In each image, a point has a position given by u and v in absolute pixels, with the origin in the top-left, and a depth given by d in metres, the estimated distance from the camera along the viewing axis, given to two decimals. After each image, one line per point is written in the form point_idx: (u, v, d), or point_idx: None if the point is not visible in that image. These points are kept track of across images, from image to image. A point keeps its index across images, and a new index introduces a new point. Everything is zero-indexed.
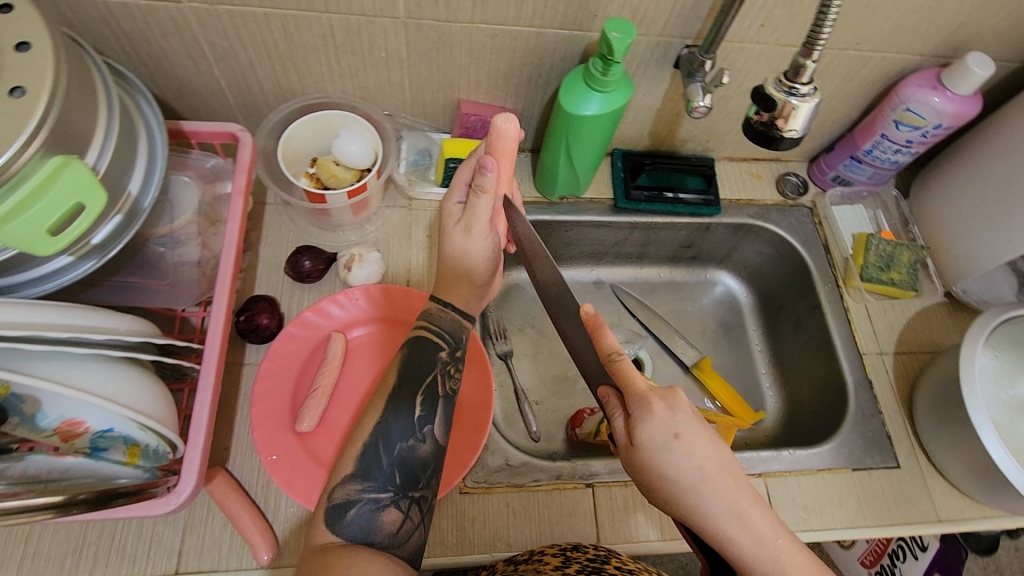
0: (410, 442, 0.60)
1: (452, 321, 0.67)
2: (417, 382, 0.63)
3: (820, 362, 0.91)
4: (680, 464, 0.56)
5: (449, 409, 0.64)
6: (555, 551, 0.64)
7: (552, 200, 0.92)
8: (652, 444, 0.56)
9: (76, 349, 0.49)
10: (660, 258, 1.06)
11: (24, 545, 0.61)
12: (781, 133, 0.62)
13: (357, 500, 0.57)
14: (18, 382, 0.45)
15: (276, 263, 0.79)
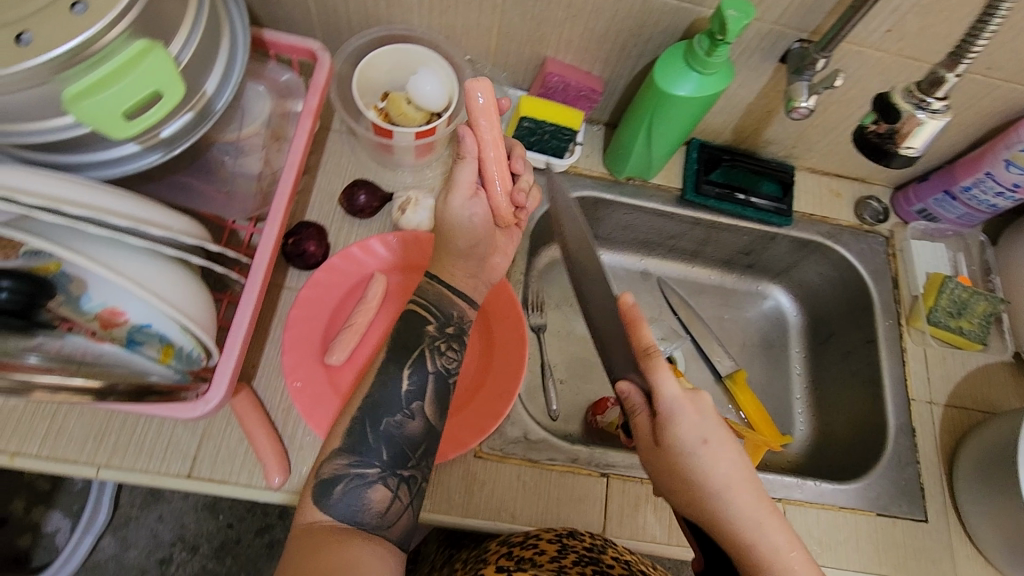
0: (397, 418, 0.59)
1: (435, 293, 0.65)
2: (404, 355, 0.61)
3: (862, 398, 0.87)
4: (708, 469, 0.55)
5: (439, 386, 0.61)
6: (552, 536, 0.63)
7: (618, 179, 0.88)
8: (681, 446, 0.55)
9: (132, 240, 0.48)
10: (714, 259, 1.01)
11: (49, 422, 0.63)
12: (896, 149, 0.57)
13: (343, 475, 0.56)
14: (75, 262, 0.45)
15: (330, 191, 0.77)
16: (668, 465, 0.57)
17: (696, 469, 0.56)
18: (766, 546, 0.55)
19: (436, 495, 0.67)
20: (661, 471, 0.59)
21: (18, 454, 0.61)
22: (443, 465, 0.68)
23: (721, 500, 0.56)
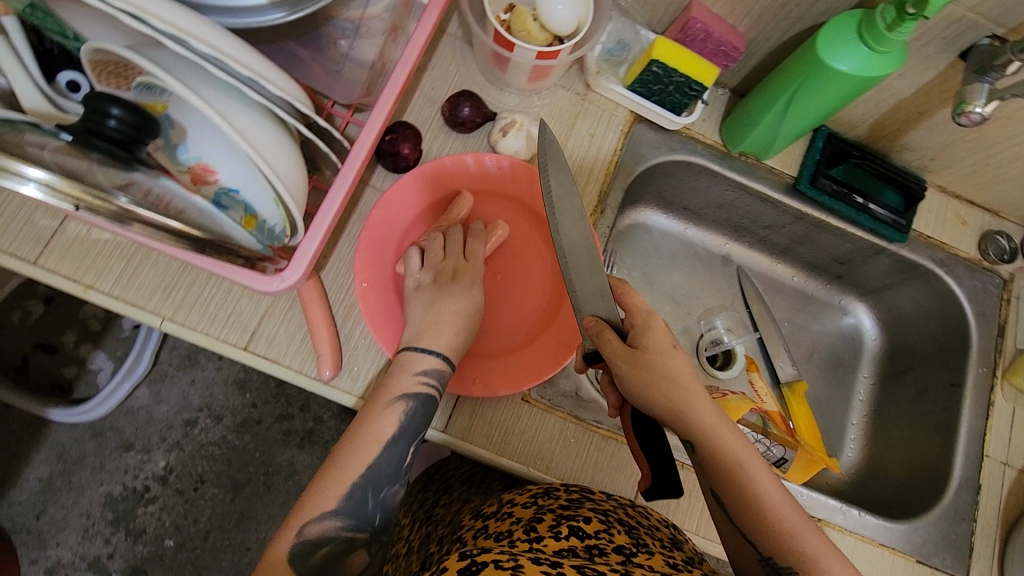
0: (394, 488, 0.57)
1: (437, 370, 0.59)
2: (406, 439, 0.57)
3: (929, 440, 0.82)
4: (685, 373, 0.57)
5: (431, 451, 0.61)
6: (527, 500, 0.64)
7: (731, 152, 0.81)
8: (659, 348, 0.57)
9: (248, 92, 0.46)
10: (805, 261, 0.95)
11: (124, 264, 0.63)
12: None
13: (332, 537, 0.53)
14: (192, 101, 0.43)
15: (433, 97, 0.73)
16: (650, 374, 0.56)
17: (671, 374, 0.56)
18: (735, 452, 0.55)
19: (476, 427, 0.66)
20: (641, 386, 0.56)
21: (92, 287, 0.62)
22: (490, 400, 0.67)
23: (694, 410, 0.56)
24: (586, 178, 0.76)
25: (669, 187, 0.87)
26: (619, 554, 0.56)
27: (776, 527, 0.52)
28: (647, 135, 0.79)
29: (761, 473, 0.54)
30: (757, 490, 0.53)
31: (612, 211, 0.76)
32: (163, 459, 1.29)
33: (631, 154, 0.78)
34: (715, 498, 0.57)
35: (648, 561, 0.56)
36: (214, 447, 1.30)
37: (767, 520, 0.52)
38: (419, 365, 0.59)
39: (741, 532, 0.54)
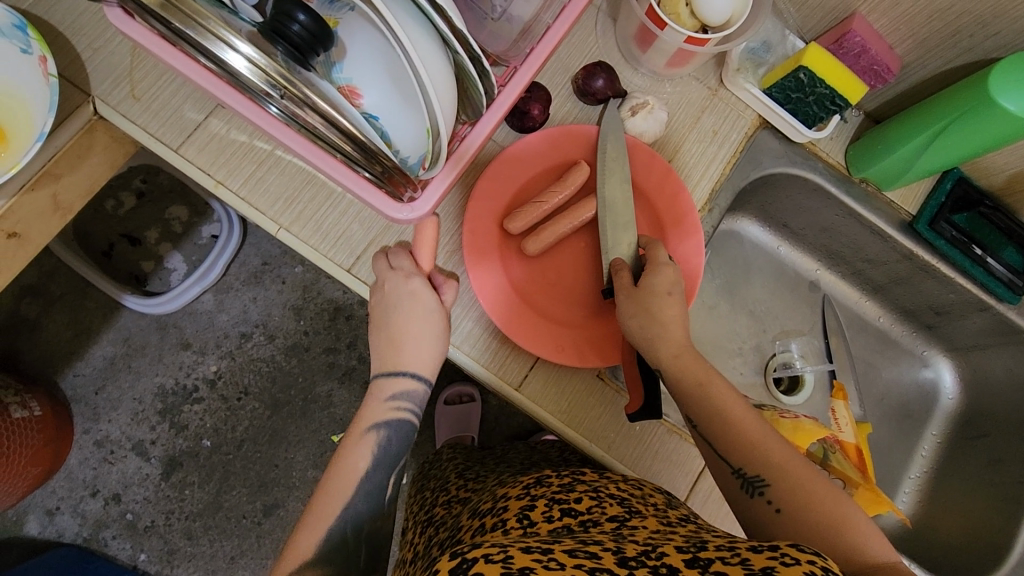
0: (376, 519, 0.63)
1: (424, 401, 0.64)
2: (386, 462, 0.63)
3: (993, 510, 0.79)
4: (678, 318, 0.60)
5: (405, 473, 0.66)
6: (520, 491, 0.65)
7: (852, 177, 0.79)
8: (662, 292, 0.60)
9: (435, 19, 0.49)
10: (896, 303, 0.92)
11: (254, 168, 0.66)
12: None
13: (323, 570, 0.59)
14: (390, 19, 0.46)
15: (567, 64, 0.74)
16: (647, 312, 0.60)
17: (667, 317, 0.60)
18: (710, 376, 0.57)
19: (549, 393, 0.68)
20: (628, 312, 0.61)
21: (222, 184, 0.66)
22: (565, 370, 0.68)
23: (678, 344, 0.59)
24: (701, 174, 0.75)
25: (775, 201, 0.86)
26: (612, 520, 0.56)
27: (748, 437, 0.54)
28: (770, 143, 0.77)
29: (726, 393, 0.56)
30: (723, 405, 0.55)
31: (718, 212, 0.76)
32: (214, 365, 1.35)
33: (749, 159, 0.77)
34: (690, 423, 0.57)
35: (640, 522, 0.55)
36: (262, 363, 1.36)
37: (739, 430, 0.54)
38: (405, 388, 0.64)
39: (716, 451, 0.55)
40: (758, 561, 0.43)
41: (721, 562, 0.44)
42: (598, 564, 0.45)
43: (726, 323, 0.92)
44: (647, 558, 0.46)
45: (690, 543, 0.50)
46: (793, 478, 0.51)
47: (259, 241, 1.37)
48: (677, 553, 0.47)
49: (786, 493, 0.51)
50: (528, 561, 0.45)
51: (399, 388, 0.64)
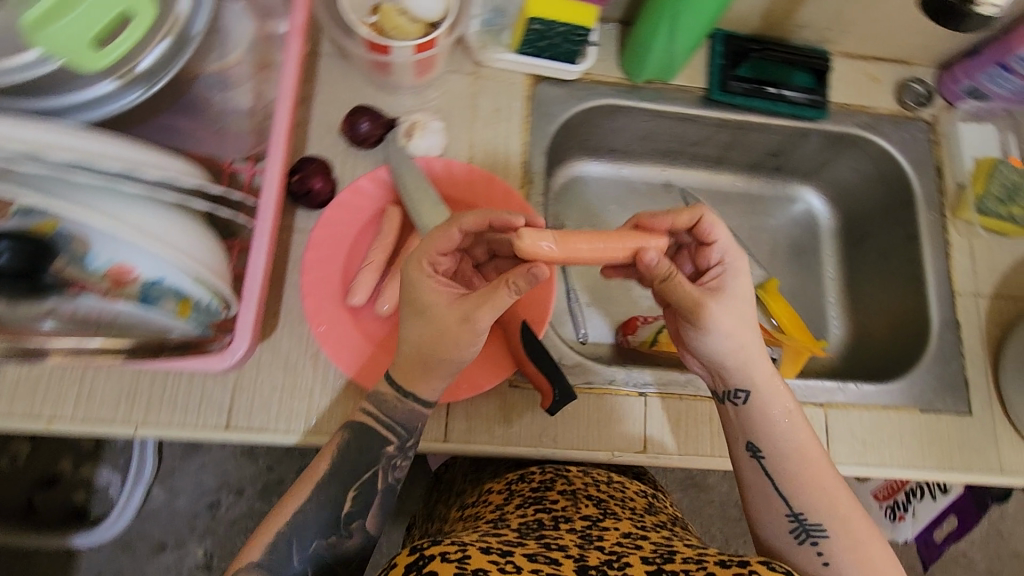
0: (330, 539, 0.57)
1: (407, 412, 0.60)
2: (350, 475, 0.59)
3: (902, 294, 0.84)
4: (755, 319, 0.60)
5: (388, 500, 0.61)
6: (502, 488, 0.73)
7: (637, 84, 0.81)
8: (738, 295, 0.59)
9: (125, 186, 0.46)
10: (740, 164, 0.95)
11: (78, 386, 0.61)
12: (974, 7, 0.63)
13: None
14: (76, 214, 0.43)
15: (329, 122, 0.71)
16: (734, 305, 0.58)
17: (742, 317, 0.59)
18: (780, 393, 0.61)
19: (475, 426, 0.67)
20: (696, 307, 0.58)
21: (55, 419, 0.61)
22: (479, 397, 0.67)
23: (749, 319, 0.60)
24: (506, 153, 0.75)
25: (589, 135, 0.87)
26: (585, 518, 0.62)
27: (809, 475, 0.58)
28: (552, 93, 0.78)
29: (804, 439, 0.60)
30: (794, 444, 0.60)
31: (540, 177, 0.76)
32: (200, 547, 1.26)
33: (542, 117, 0.77)
34: (752, 450, 0.61)
35: (612, 523, 0.62)
36: (244, 521, 1.28)
37: (809, 464, 0.59)
38: (387, 402, 0.59)
39: (773, 487, 0.59)
40: None
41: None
42: (555, 567, 0.50)
43: None
44: (609, 564, 0.52)
45: (657, 551, 0.55)
46: (852, 534, 0.56)
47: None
48: (640, 563, 0.52)
49: (837, 550, 0.56)
50: (485, 560, 0.49)
51: (393, 411, 0.59)
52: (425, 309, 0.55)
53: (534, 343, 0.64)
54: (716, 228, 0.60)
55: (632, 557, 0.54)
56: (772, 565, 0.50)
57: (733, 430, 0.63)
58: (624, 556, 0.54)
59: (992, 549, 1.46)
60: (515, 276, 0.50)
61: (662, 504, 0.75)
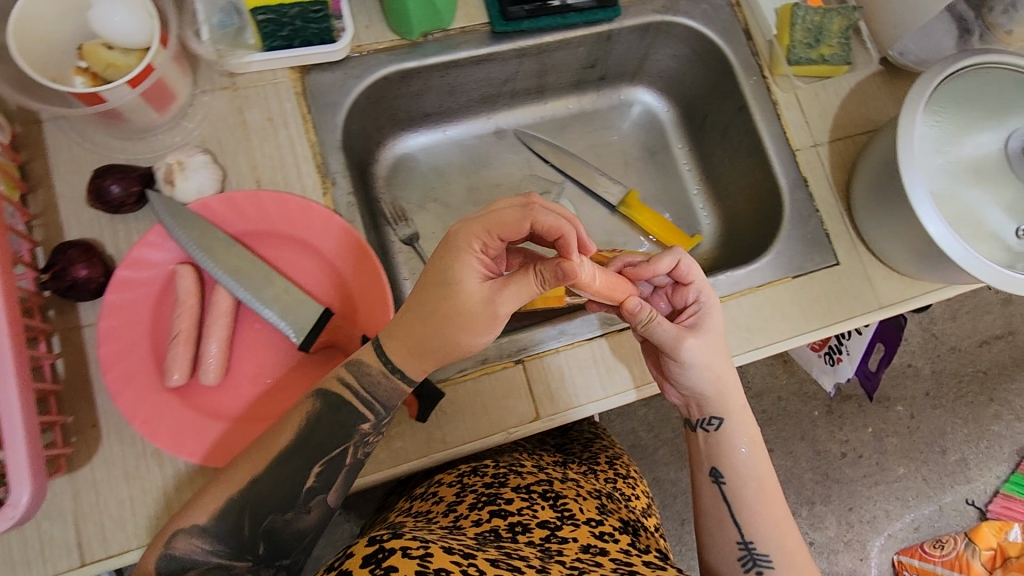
0: (285, 514, 0.55)
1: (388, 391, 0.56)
2: (319, 452, 0.56)
3: (751, 167, 0.82)
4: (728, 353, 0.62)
5: (350, 475, 0.58)
6: (453, 479, 0.71)
7: (415, 41, 0.73)
8: (714, 331, 0.62)
9: None
10: (563, 86, 0.90)
11: None
12: None
13: (198, 555, 0.53)
14: None
15: (80, 195, 0.62)
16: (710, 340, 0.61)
17: (717, 351, 0.61)
18: (748, 421, 0.63)
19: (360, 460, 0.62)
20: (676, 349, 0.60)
21: None
22: None
23: (726, 356, 0.62)
24: (294, 162, 0.67)
25: (392, 107, 0.79)
26: (543, 527, 0.60)
27: (761, 491, 0.61)
28: (326, 80, 0.70)
29: (765, 470, 0.62)
30: (751, 471, 0.61)
31: (343, 175, 0.68)
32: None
33: (325, 108, 0.69)
34: (714, 474, 0.62)
35: (571, 532, 0.59)
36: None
37: (767, 494, 0.61)
38: (366, 373, 0.56)
39: (728, 509, 0.61)
40: None
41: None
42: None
43: None
44: None
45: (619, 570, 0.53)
46: (796, 567, 0.59)
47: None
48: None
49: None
50: (448, 560, 0.47)
51: (376, 387, 0.56)
52: (456, 284, 0.50)
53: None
54: (693, 270, 0.62)
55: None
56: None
57: (699, 453, 0.64)
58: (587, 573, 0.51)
59: (930, 351, 1.46)
60: (541, 266, 0.49)
61: (620, 504, 0.72)
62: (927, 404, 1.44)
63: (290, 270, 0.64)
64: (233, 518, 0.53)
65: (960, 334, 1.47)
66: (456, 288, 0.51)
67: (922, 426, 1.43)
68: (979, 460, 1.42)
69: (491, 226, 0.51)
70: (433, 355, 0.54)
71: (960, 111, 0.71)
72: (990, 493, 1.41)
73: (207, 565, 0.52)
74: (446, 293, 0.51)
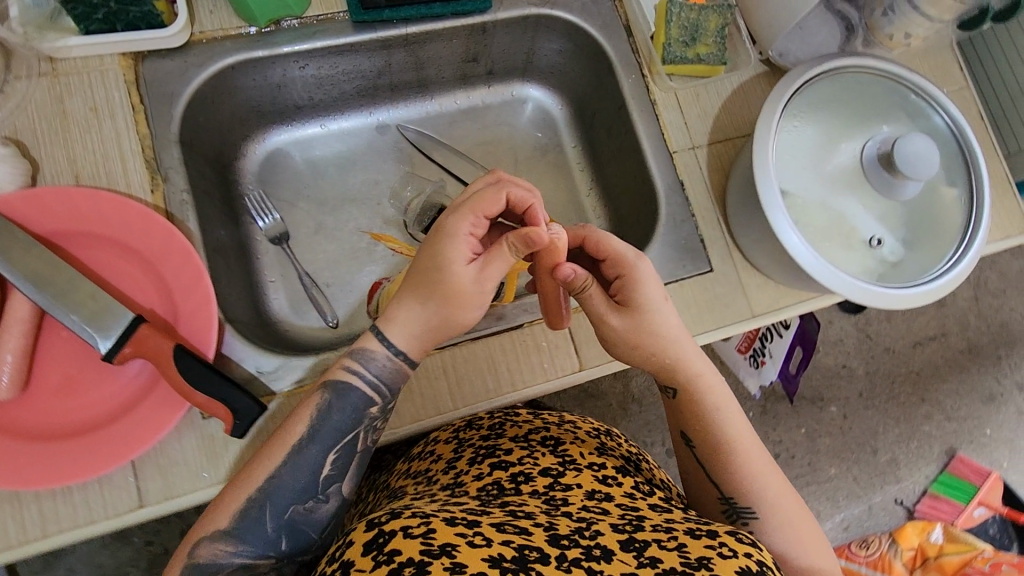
0: (306, 503, 0.56)
1: (394, 370, 0.58)
2: (332, 437, 0.57)
3: (632, 169, 0.79)
4: (677, 323, 0.57)
5: (362, 462, 0.60)
6: (449, 438, 0.71)
7: (265, 28, 0.69)
8: (648, 304, 0.56)
9: None
10: (448, 80, 0.86)
11: None
12: None
13: (226, 560, 0.54)
14: None
15: None
16: (635, 319, 0.56)
17: (659, 326, 0.57)
18: (714, 387, 0.60)
19: (175, 479, 0.57)
20: (625, 333, 0.57)
21: None
22: (170, 439, 0.58)
23: (676, 329, 0.57)
24: (120, 157, 0.62)
25: (252, 98, 0.75)
26: (546, 478, 0.60)
27: (738, 455, 0.58)
28: (163, 68, 0.65)
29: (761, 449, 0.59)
30: (727, 436, 0.59)
31: (177, 171, 0.64)
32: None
33: (160, 99, 0.65)
34: (686, 440, 0.61)
35: (574, 480, 0.59)
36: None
37: (758, 469, 0.58)
38: (368, 356, 0.57)
39: (704, 470, 0.60)
40: (691, 548, 0.48)
41: (655, 547, 0.48)
42: (526, 538, 0.48)
43: (345, 230, 0.83)
44: (579, 538, 0.49)
45: (625, 517, 0.53)
46: (795, 536, 0.57)
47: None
48: (613, 533, 0.50)
49: (766, 529, 0.57)
50: (452, 533, 0.47)
51: (371, 363, 0.57)
52: (446, 267, 0.53)
53: (195, 369, 0.55)
54: (609, 240, 0.56)
55: (602, 525, 0.51)
56: (739, 538, 0.50)
57: (671, 417, 0.62)
58: (595, 523, 0.51)
59: (864, 352, 1.44)
60: (512, 236, 0.52)
61: (619, 440, 0.71)
62: (859, 405, 1.42)
63: (108, 271, 0.59)
64: (235, 519, 0.54)
65: (894, 335, 1.45)
66: (445, 271, 0.53)
67: (853, 428, 1.40)
68: (909, 460, 1.40)
69: (476, 210, 0.54)
70: (435, 329, 0.56)
71: (831, 115, 0.69)
72: (918, 493, 1.39)
73: (232, 567, 0.53)
74: (436, 276, 0.54)
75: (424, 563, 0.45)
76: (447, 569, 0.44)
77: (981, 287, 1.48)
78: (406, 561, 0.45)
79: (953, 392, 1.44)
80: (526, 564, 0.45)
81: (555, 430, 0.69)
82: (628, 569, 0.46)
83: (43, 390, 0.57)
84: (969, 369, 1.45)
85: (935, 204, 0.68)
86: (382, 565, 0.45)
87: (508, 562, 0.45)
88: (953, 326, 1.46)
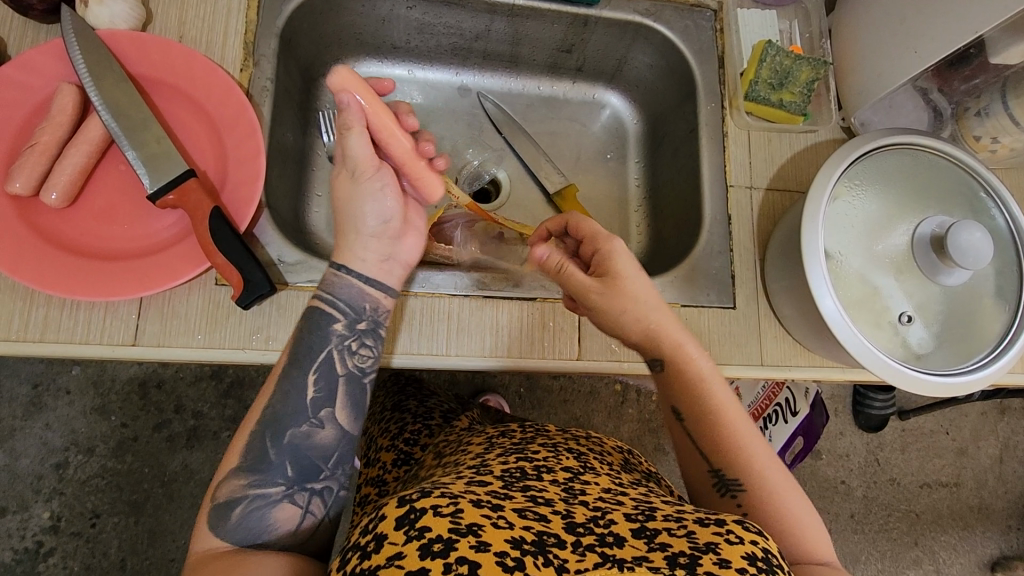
0: (305, 428, 0.55)
1: (350, 289, 0.59)
2: (308, 358, 0.56)
3: (683, 193, 0.80)
4: (650, 292, 0.60)
5: (353, 387, 0.58)
6: (481, 441, 0.67)
7: None
8: (625, 270, 0.59)
9: None
10: (537, 65, 0.88)
11: None
12: None
13: (242, 496, 0.52)
14: None
15: None
16: (609, 292, 0.59)
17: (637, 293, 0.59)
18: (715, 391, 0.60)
19: (172, 327, 0.60)
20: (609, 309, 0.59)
21: None
22: (178, 289, 0.61)
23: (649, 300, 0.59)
24: (223, 32, 0.68)
25: (355, 24, 0.79)
26: (566, 470, 0.57)
27: (723, 424, 0.59)
28: None
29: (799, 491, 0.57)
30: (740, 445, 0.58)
31: (268, 60, 0.68)
32: (46, 510, 1.12)
33: None
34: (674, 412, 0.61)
35: (592, 478, 0.57)
36: (98, 479, 1.14)
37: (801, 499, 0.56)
38: (333, 283, 0.59)
39: (692, 441, 0.60)
40: (702, 535, 0.47)
41: (666, 535, 0.47)
42: (547, 525, 0.47)
43: None
44: (595, 525, 0.47)
45: (639, 507, 0.51)
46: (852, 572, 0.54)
47: (16, 367, 1.15)
48: (625, 521, 0.48)
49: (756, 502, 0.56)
50: (478, 514, 0.45)
51: (333, 287, 0.59)
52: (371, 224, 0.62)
53: (223, 231, 0.58)
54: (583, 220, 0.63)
55: (616, 514, 0.49)
56: (746, 524, 0.48)
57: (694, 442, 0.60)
58: (608, 512, 0.49)
59: (868, 475, 1.37)
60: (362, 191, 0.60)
61: (638, 460, 0.70)
62: (848, 525, 1.34)
63: (178, 125, 0.64)
64: (238, 452, 0.53)
65: (904, 468, 1.38)
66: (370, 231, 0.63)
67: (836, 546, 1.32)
68: None
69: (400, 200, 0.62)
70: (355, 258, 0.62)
71: (898, 192, 0.68)
72: None
73: (249, 498, 0.52)
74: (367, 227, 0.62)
75: (453, 541, 0.43)
76: (474, 547, 0.43)
77: (1009, 449, 1.41)
78: (435, 537, 0.43)
79: (950, 545, 1.36)
80: (545, 547, 0.44)
81: (582, 442, 0.66)
82: (639, 554, 0.45)
83: (85, 210, 0.61)
84: (973, 527, 1.37)
85: (975, 304, 0.66)
86: (413, 541, 0.43)
87: (529, 545, 0.44)
88: (968, 479, 1.39)
